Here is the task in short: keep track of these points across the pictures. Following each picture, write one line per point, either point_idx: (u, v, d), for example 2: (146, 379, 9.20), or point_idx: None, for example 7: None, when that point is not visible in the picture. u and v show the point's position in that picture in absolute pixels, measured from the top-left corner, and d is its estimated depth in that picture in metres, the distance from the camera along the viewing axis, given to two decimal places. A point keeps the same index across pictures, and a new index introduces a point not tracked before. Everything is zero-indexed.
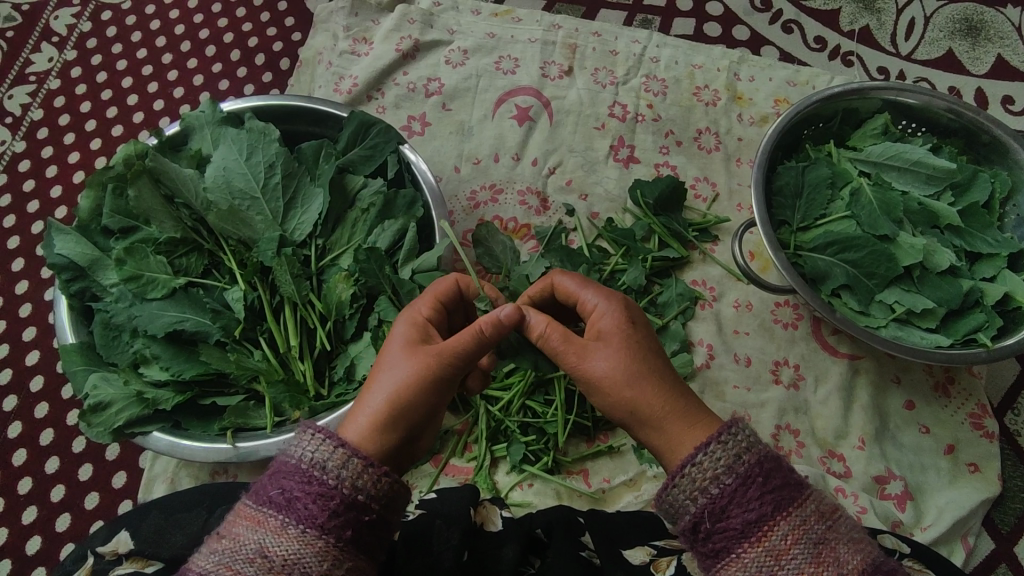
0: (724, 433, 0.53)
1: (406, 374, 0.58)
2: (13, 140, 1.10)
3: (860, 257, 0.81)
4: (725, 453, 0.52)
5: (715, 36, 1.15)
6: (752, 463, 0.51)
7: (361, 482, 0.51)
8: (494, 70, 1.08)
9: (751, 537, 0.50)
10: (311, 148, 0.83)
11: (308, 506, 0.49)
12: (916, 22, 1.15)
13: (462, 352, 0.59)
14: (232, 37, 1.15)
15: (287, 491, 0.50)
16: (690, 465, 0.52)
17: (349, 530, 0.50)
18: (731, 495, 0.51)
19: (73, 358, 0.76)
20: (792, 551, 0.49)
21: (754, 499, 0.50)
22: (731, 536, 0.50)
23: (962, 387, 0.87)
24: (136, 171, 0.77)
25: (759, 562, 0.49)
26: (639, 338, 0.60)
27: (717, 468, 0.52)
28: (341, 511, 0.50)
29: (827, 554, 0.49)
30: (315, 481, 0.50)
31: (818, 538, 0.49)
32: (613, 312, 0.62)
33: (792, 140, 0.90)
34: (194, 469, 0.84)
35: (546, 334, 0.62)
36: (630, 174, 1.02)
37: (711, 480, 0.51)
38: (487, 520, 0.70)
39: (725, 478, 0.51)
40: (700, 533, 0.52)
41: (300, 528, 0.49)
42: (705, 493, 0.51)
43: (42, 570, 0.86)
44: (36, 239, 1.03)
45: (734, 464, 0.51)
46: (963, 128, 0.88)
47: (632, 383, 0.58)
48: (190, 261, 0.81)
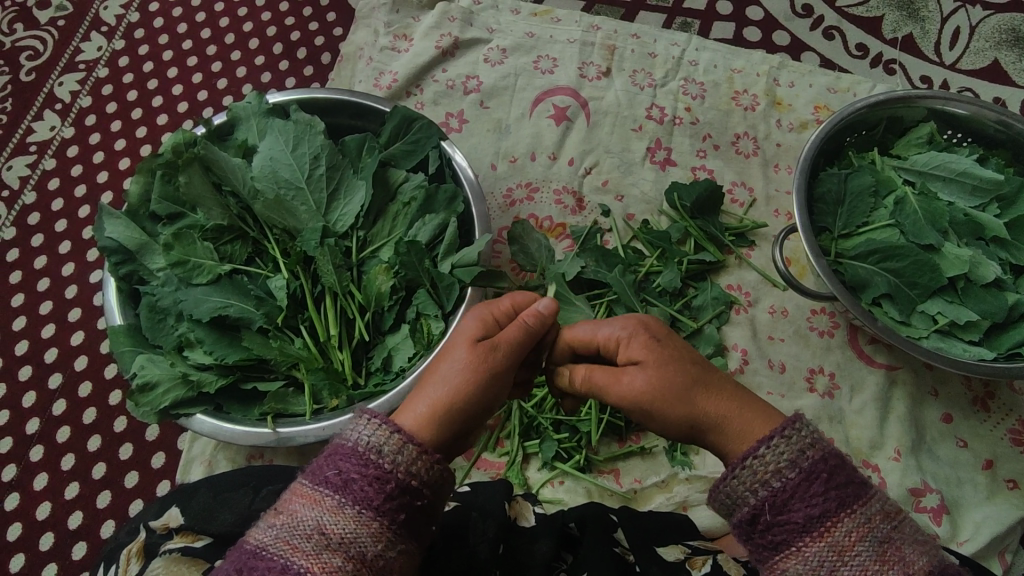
0: (789, 428, 0.53)
1: (465, 370, 0.58)
2: (63, 126, 1.13)
3: (903, 266, 0.80)
4: (789, 447, 0.52)
5: (755, 40, 1.15)
6: (816, 459, 0.52)
7: (415, 468, 0.52)
8: (533, 70, 1.08)
9: (813, 531, 0.50)
10: (354, 143, 0.84)
11: (364, 488, 0.50)
12: (961, 31, 1.13)
13: (517, 349, 0.60)
14: (275, 30, 1.17)
15: (344, 472, 0.51)
16: (752, 457, 0.53)
17: (402, 514, 0.51)
18: (794, 489, 0.51)
19: (120, 340, 0.78)
20: (856, 547, 0.50)
21: (817, 494, 0.51)
22: (792, 529, 0.51)
23: (1002, 402, 0.86)
24: (187, 160, 0.79)
25: (821, 556, 0.50)
26: (667, 354, 0.60)
27: (780, 461, 0.52)
28: (396, 494, 0.51)
29: (892, 553, 0.49)
30: (371, 464, 0.51)
31: (882, 537, 0.50)
32: (633, 336, 0.61)
33: (835, 147, 0.89)
34: (231, 452, 0.86)
35: (588, 373, 0.63)
36: (666, 177, 1.02)
37: (773, 474, 0.52)
38: (521, 515, 0.70)
39: (788, 472, 0.52)
40: (760, 525, 0.53)
41: (357, 508, 0.50)
42: (767, 486, 0.52)
43: (83, 545, 0.88)
44: (83, 222, 1.06)
45: (798, 458, 0.52)
46: (1011, 139, 0.87)
47: (679, 399, 0.58)
48: (235, 249, 0.83)
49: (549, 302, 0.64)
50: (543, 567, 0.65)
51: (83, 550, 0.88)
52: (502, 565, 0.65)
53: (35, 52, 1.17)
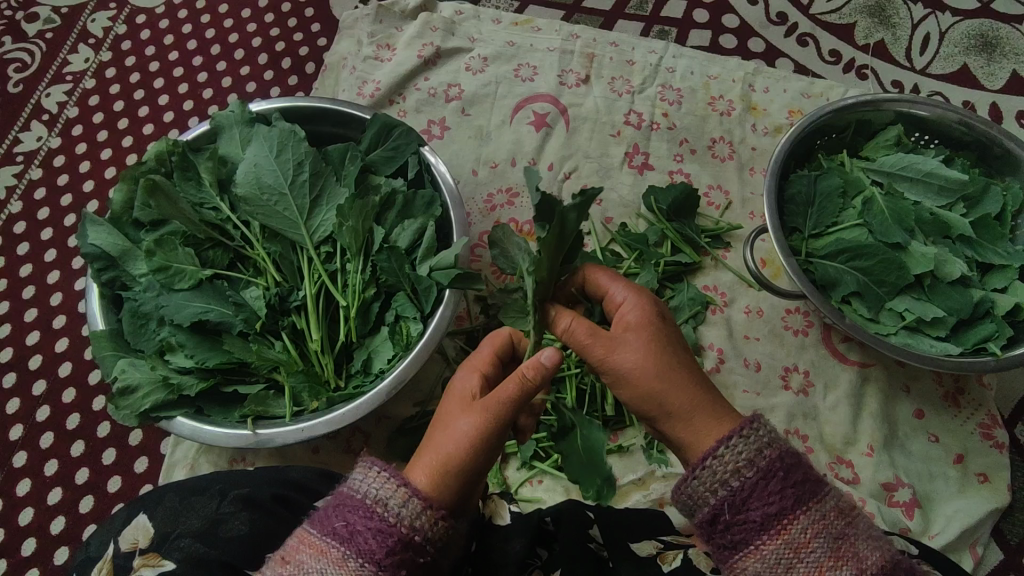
0: (746, 428, 0.55)
1: (467, 425, 0.59)
2: (49, 136, 1.14)
3: (870, 264, 0.82)
4: (747, 447, 0.54)
5: (731, 47, 1.17)
6: (773, 458, 0.54)
7: (418, 524, 0.54)
8: (513, 77, 1.11)
9: (770, 530, 0.52)
10: (598, 190, 0.58)
11: (367, 541, 0.53)
12: (930, 37, 1.16)
13: (509, 404, 0.59)
14: (260, 41, 1.19)
15: (358, 522, 0.53)
16: (711, 458, 0.55)
17: (403, 570, 0.53)
18: (752, 489, 0.53)
19: (102, 345, 0.79)
20: (811, 544, 0.52)
21: (774, 493, 0.53)
22: (749, 528, 0.53)
23: (972, 397, 0.88)
24: (151, 179, 0.78)
25: (778, 554, 0.52)
26: (666, 333, 0.62)
27: (738, 461, 0.54)
28: (398, 550, 0.53)
29: (845, 548, 0.52)
30: (375, 517, 0.53)
31: (836, 534, 0.52)
32: (639, 306, 0.63)
33: (805, 150, 0.92)
34: (214, 456, 0.87)
35: (572, 327, 0.62)
36: (644, 181, 1.04)
37: (732, 474, 0.54)
38: (496, 513, 0.73)
39: (745, 472, 0.54)
40: (720, 525, 0.54)
41: (360, 563, 0.52)
42: (726, 486, 0.54)
43: (66, 549, 0.89)
44: (69, 230, 1.07)
45: (755, 458, 0.54)
46: (976, 141, 0.89)
47: (661, 376, 0.60)
48: (216, 254, 0.85)
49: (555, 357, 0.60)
50: (515, 567, 0.65)
51: (65, 554, 0.89)
52: (473, 563, 0.67)
53: (23, 64, 1.19)
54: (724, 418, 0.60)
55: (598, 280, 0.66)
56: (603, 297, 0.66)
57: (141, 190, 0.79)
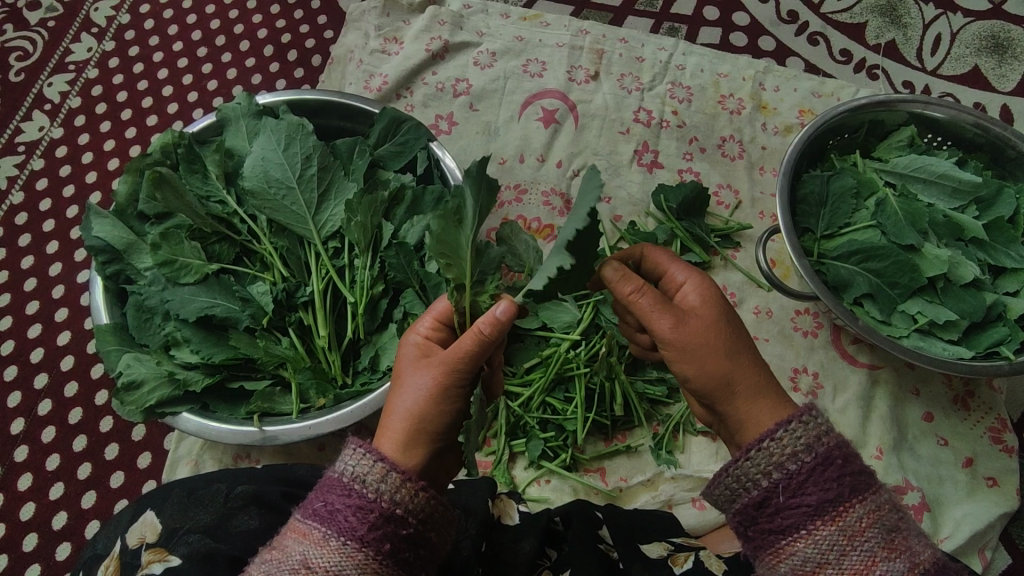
0: (805, 414, 0.55)
1: (429, 386, 0.57)
2: (52, 126, 1.13)
3: (883, 266, 0.81)
4: (806, 432, 0.54)
5: (741, 45, 1.16)
6: (831, 446, 0.54)
7: (399, 496, 0.53)
8: (522, 73, 1.09)
9: (825, 515, 0.52)
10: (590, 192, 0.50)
11: (348, 518, 0.52)
12: (942, 38, 1.15)
13: (469, 363, 0.56)
14: (266, 32, 1.18)
15: (335, 499, 0.53)
16: (769, 440, 0.55)
17: (387, 544, 0.52)
18: (808, 473, 0.53)
19: (106, 338, 0.78)
20: (866, 533, 0.51)
21: (832, 479, 0.52)
22: (803, 513, 0.53)
23: (982, 401, 0.87)
24: (157, 170, 0.77)
25: (832, 539, 0.52)
26: (728, 311, 0.61)
27: (796, 445, 0.54)
28: (380, 524, 0.52)
29: (898, 541, 0.51)
30: (354, 494, 0.53)
31: (891, 526, 0.52)
32: (701, 285, 0.62)
33: (818, 150, 0.91)
34: (218, 452, 0.86)
35: (639, 294, 0.58)
36: (653, 179, 1.03)
37: (789, 457, 0.54)
38: (504, 513, 0.73)
39: (803, 456, 0.54)
40: (770, 507, 0.54)
41: (342, 539, 0.51)
42: (782, 468, 0.54)
43: (68, 545, 0.88)
44: (71, 222, 1.06)
45: (814, 444, 0.54)
46: (989, 143, 0.89)
47: (730, 353, 0.59)
48: (222, 249, 0.84)
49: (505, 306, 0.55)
50: (525, 566, 0.65)
51: (67, 550, 0.88)
52: (484, 563, 0.66)
53: (25, 53, 1.17)
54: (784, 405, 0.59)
55: (657, 257, 0.64)
56: (659, 275, 0.65)
57: (146, 182, 0.78)
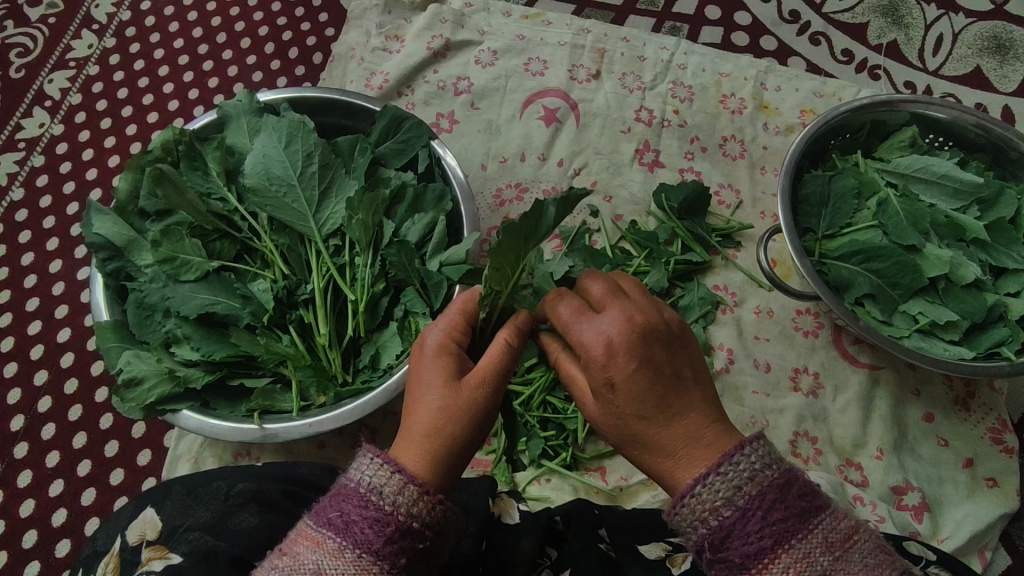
0: (724, 464, 0.51)
1: (455, 396, 0.56)
2: (52, 123, 1.12)
3: (885, 267, 0.81)
4: (725, 484, 0.50)
5: (743, 45, 1.16)
6: (752, 495, 0.49)
7: (416, 510, 0.53)
8: (523, 71, 1.09)
9: (752, 570, 0.49)
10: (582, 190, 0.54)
11: (365, 531, 0.51)
12: (943, 38, 1.15)
13: (499, 373, 0.58)
14: (267, 30, 1.18)
15: (352, 510, 0.52)
16: (689, 496, 0.51)
17: (403, 558, 0.52)
18: (731, 529, 0.49)
19: (106, 335, 0.78)
20: None
21: (754, 532, 0.49)
22: (731, 567, 0.50)
23: (982, 401, 0.87)
24: (159, 167, 0.76)
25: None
26: (620, 399, 0.53)
27: (716, 499, 0.50)
28: (397, 538, 0.52)
29: None
30: (371, 506, 0.52)
31: (825, 574, 0.48)
32: (596, 359, 0.53)
33: (819, 150, 0.91)
34: (218, 450, 0.86)
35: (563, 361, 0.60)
36: (654, 178, 1.03)
37: (711, 512, 0.50)
38: (504, 512, 0.72)
39: (725, 510, 0.50)
40: (701, 562, 0.51)
41: (358, 552, 0.51)
42: (705, 524, 0.50)
43: (67, 542, 0.88)
44: (71, 219, 1.06)
45: (732, 496, 0.50)
46: (990, 144, 0.89)
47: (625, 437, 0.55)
48: (223, 246, 0.83)
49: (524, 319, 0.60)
50: (525, 566, 0.65)
51: (67, 547, 0.88)
52: (485, 561, 0.66)
53: (25, 49, 1.17)
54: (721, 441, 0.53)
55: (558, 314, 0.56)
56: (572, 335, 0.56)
57: (147, 179, 0.78)
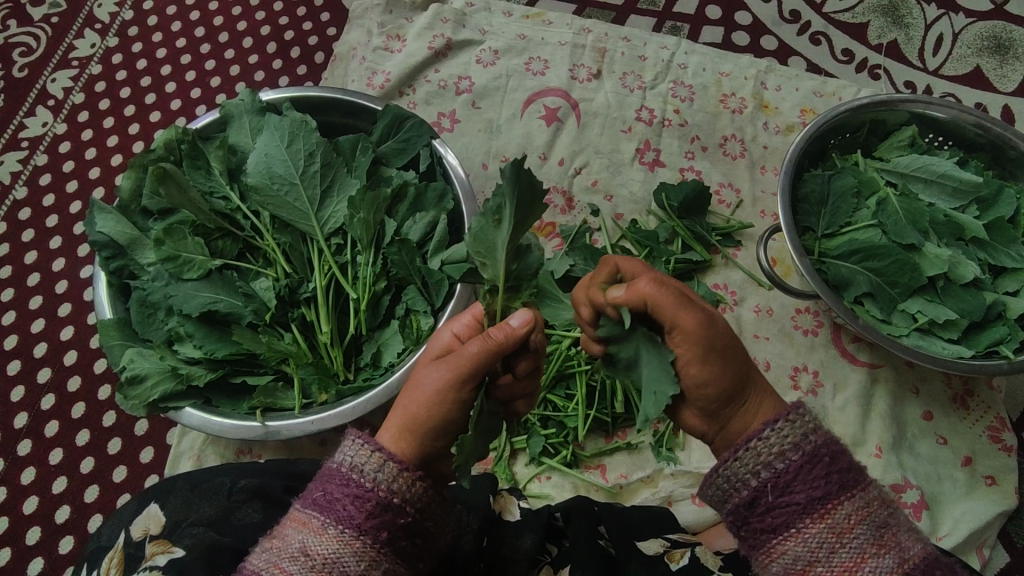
0: (791, 413, 0.55)
1: (433, 384, 0.56)
2: (55, 122, 1.13)
3: (884, 266, 0.81)
4: (793, 431, 0.54)
5: (743, 44, 1.16)
6: (818, 443, 0.54)
7: (396, 485, 0.53)
8: (524, 71, 1.10)
9: (814, 513, 0.52)
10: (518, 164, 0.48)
11: (346, 508, 0.52)
12: (944, 38, 1.15)
13: (475, 365, 0.55)
14: (269, 29, 1.18)
15: (333, 489, 0.54)
16: (757, 439, 0.55)
17: (385, 532, 0.52)
18: (795, 471, 0.53)
19: (110, 333, 0.78)
20: (855, 529, 0.52)
21: (819, 477, 0.53)
22: (792, 511, 0.53)
23: (981, 400, 0.88)
24: (162, 166, 0.77)
25: (821, 537, 0.52)
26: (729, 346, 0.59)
27: (783, 444, 0.54)
28: (377, 513, 0.52)
29: (889, 538, 0.52)
30: (352, 483, 0.53)
31: (880, 522, 0.52)
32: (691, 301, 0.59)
33: (819, 149, 0.91)
34: (220, 447, 0.87)
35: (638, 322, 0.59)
36: (654, 178, 1.03)
37: (776, 456, 0.54)
38: (505, 509, 0.73)
39: (791, 455, 0.54)
40: (760, 506, 0.54)
41: (339, 527, 0.52)
42: (770, 467, 0.54)
43: (71, 539, 0.88)
44: (74, 218, 1.06)
45: (800, 443, 0.54)
46: (989, 143, 0.89)
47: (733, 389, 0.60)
48: (225, 244, 0.84)
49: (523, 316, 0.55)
50: (526, 561, 0.65)
51: (70, 544, 0.88)
52: (486, 558, 0.66)
53: (28, 48, 1.18)
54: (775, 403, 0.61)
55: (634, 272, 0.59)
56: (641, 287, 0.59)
57: (150, 178, 0.78)
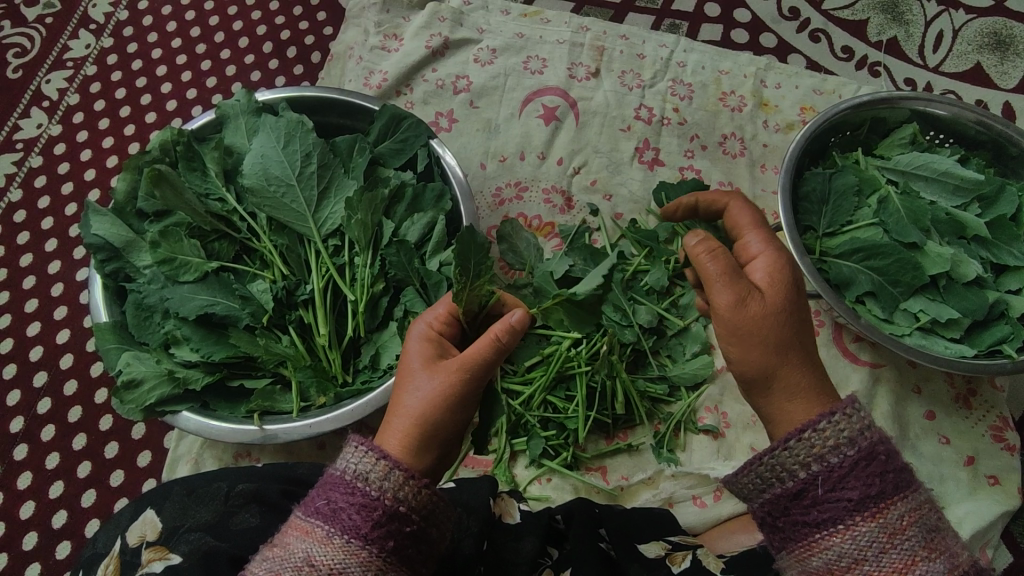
0: (850, 407, 0.55)
1: (435, 391, 0.57)
2: (50, 123, 1.12)
3: (886, 265, 0.81)
4: (850, 424, 0.54)
5: (742, 42, 1.16)
6: (874, 441, 0.54)
7: (402, 494, 0.53)
8: (522, 70, 1.09)
9: (865, 510, 0.52)
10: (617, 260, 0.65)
11: (351, 517, 0.51)
12: (944, 35, 1.15)
13: (483, 366, 0.58)
14: (265, 29, 1.17)
15: (337, 496, 0.53)
16: (812, 430, 0.55)
17: (391, 541, 0.52)
18: (850, 466, 0.53)
19: (106, 337, 0.78)
20: (907, 530, 0.51)
21: (874, 475, 0.52)
22: (842, 507, 0.53)
23: (984, 399, 0.87)
24: (156, 168, 0.76)
25: (872, 536, 0.51)
26: (778, 314, 0.59)
27: (839, 437, 0.54)
28: (383, 522, 0.52)
29: (938, 541, 0.52)
30: (357, 492, 0.52)
31: (931, 525, 0.52)
32: (770, 265, 0.62)
33: (819, 147, 0.90)
34: (218, 451, 0.86)
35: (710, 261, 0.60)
36: (654, 177, 1.03)
37: (830, 449, 0.54)
38: (505, 512, 0.71)
39: (846, 449, 0.53)
40: (807, 498, 0.54)
41: (344, 538, 0.51)
42: (823, 460, 0.54)
43: (67, 544, 0.88)
44: (70, 220, 1.05)
45: (856, 438, 0.54)
46: (991, 140, 0.88)
47: (783, 349, 0.59)
48: (222, 247, 0.83)
49: (523, 316, 0.58)
50: (526, 565, 0.65)
51: (67, 549, 0.87)
52: (486, 562, 0.66)
53: (22, 49, 1.17)
54: (823, 402, 0.59)
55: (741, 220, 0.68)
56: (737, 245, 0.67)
57: (145, 180, 0.78)
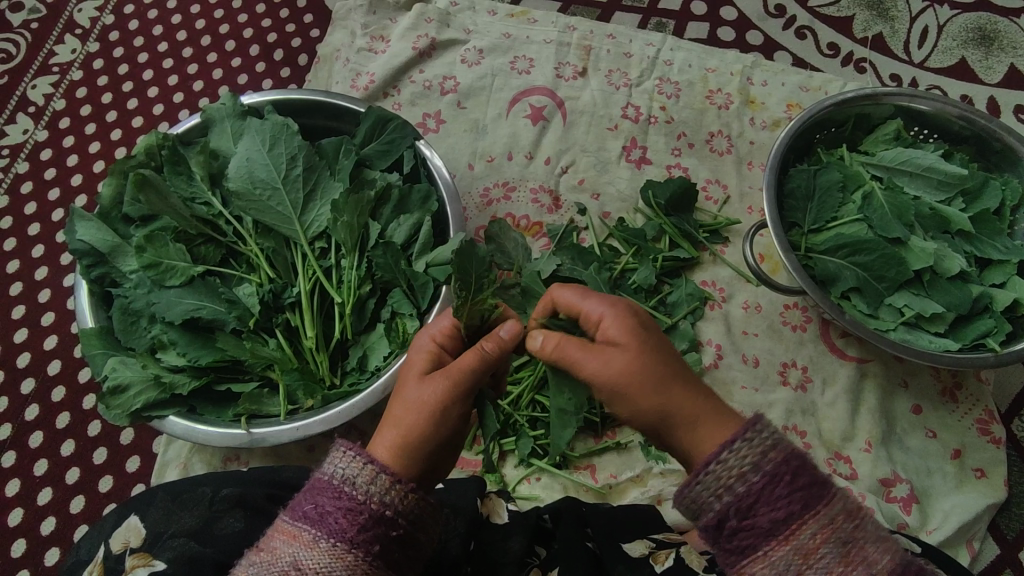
0: (750, 430, 0.52)
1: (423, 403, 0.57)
2: (36, 129, 1.12)
3: (871, 260, 0.81)
4: (751, 450, 0.51)
5: (729, 40, 1.16)
6: (778, 461, 0.51)
7: (389, 498, 0.53)
8: (509, 70, 1.09)
9: (779, 535, 0.50)
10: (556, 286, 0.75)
11: (337, 521, 0.52)
12: (929, 30, 1.15)
13: (474, 380, 0.57)
14: (252, 32, 1.17)
15: (324, 500, 0.53)
16: (714, 463, 0.51)
17: (377, 545, 0.52)
18: (758, 494, 0.50)
19: (91, 342, 0.77)
20: (820, 550, 0.49)
21: (782, 497, 0.50)
22: (757, 534, 0.50)
23: (970, 392, 0.88)
24: (141, 173, 0.76)
25: (788, 561, 0.49)
26: (642, 370, 0.55)
27: (742, 465, 0.51)
28: (370, 526, 0.52)
29: (855, 553, 0.49)
30: (344, 496, 0.52)
31: (846, 537, 0.49)
32: (615, 319, 0.57)
33: (804, 144, 0.91)
34: (207, 455, 0.86)
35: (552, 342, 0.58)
36: (641, 175, 1.03)
37: (737, 478, 0.51)
38: (494, 512, 0.72)
39: (751, 476, 0.50)
40: (724, 530, 0.51)
41: (330, 542, 0.51)
42: (731, 491, 0.51)
43: (56, 551, 0.87)
44: (56, 225, 1.05)
45: (761, 462, 0.51)
46: (975, 135, 0.89)
47: (654, 394, 0.55)
48: (208, 251, 0.83)
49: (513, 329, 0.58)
50: (514, 564, 0.64)
51: (55, 556, 0.87)
52: (472, 562, 0.66)
53: (7, 55, 1.16)
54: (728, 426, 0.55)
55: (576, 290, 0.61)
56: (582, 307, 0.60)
57: (129, 185, 0.78)
